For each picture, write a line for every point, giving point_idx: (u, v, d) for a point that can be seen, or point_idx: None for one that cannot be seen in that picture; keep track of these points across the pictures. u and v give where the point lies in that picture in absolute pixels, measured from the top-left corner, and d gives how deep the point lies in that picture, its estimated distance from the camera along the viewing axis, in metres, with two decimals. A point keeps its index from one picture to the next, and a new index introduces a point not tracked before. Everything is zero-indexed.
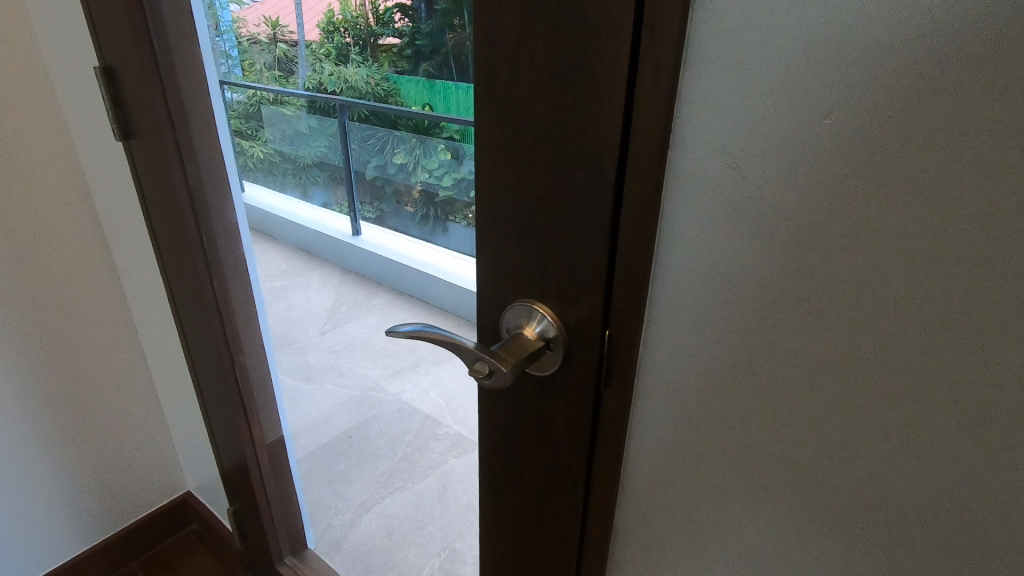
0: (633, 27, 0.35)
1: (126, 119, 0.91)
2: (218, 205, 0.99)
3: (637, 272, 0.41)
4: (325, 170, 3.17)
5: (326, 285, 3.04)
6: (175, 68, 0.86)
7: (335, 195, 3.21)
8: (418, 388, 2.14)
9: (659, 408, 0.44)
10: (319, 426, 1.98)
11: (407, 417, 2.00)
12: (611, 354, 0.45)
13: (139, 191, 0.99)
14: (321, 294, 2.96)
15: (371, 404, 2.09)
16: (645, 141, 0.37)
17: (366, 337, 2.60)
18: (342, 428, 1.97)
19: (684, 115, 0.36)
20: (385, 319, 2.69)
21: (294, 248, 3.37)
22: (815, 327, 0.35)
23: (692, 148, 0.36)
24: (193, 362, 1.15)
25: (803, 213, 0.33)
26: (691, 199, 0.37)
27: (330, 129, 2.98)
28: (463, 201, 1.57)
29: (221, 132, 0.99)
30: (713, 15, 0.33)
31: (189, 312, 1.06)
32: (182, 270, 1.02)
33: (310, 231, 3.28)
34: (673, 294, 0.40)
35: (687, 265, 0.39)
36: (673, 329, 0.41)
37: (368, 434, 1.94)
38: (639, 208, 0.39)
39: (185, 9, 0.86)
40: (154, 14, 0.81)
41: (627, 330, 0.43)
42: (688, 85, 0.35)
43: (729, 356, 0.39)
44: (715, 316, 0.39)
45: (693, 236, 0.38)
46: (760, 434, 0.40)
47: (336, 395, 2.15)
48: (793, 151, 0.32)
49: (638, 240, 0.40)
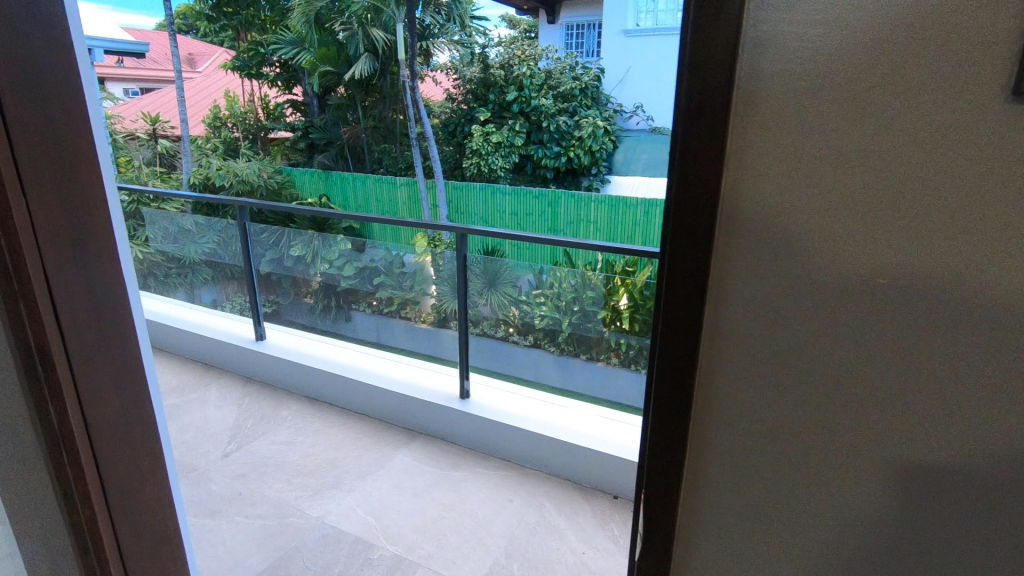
0: (689, 186, 0.51)
1: (19, 274, 0.79)
2: (118, 342, 0.92)
3: (693, 354, 0.56)
4: (215, 267, 3.21)
5: (225, 399, 2.83)
6: (88, 207, 0.84)
7: (226, 292, 3.24)
8: (343, 508, 2.10)
9: (707, 456, 0.59)
10: (227, 568, 1.82)
11: (334, 543, 1.94)
12: (658, 424, 0.60)
13: (22, 351, 0.84)
14: (220, 410, 2.74)
15: (291, 533, 1.98)
16: (700, 258, 0.52)
17: (277, 453, 2.43)
18: (257, 569, 1.82)
19: (736, 284, 0.53)
20: (297, 432, 2.57)
21: (190, 357, 3.22)
22: (861, 424, 0.52)
23: (739, 267, 0.52)
24: (81, 547, 0.95)
25: (846, 355, 0.51)
26: (732, 299, 0.53)
27: (219, 226, 3.09)
28: (607, 330, 2.29)
29: (120, 244, 0.96)
30: (797, 155, 0.48)
31: (93, 484, 0.91)
32: (92, 446, 0.90)
33: (203, 334, 3.18)
34: (725, 422, 0.57)
35: (735, 352, 0.55)
36: (726, 397, 0.56)
37: (290, 571, 1.82)
38: (691, 306, 0.54)
39: (84, 131, 0.82)
40: (47, 118, 0.77)
41: (683, 401, 0.57)
42: (735, 260, 0.52)
43: (765, 415, 0.55)
44: (755, 387, 0.55)
45: (748, 346, 0.54)
46: (765, 482, 0.57)
47: (246, 528, 2.00)
48: (856, 308, 0.49)
49: (687, 334, 0.55)
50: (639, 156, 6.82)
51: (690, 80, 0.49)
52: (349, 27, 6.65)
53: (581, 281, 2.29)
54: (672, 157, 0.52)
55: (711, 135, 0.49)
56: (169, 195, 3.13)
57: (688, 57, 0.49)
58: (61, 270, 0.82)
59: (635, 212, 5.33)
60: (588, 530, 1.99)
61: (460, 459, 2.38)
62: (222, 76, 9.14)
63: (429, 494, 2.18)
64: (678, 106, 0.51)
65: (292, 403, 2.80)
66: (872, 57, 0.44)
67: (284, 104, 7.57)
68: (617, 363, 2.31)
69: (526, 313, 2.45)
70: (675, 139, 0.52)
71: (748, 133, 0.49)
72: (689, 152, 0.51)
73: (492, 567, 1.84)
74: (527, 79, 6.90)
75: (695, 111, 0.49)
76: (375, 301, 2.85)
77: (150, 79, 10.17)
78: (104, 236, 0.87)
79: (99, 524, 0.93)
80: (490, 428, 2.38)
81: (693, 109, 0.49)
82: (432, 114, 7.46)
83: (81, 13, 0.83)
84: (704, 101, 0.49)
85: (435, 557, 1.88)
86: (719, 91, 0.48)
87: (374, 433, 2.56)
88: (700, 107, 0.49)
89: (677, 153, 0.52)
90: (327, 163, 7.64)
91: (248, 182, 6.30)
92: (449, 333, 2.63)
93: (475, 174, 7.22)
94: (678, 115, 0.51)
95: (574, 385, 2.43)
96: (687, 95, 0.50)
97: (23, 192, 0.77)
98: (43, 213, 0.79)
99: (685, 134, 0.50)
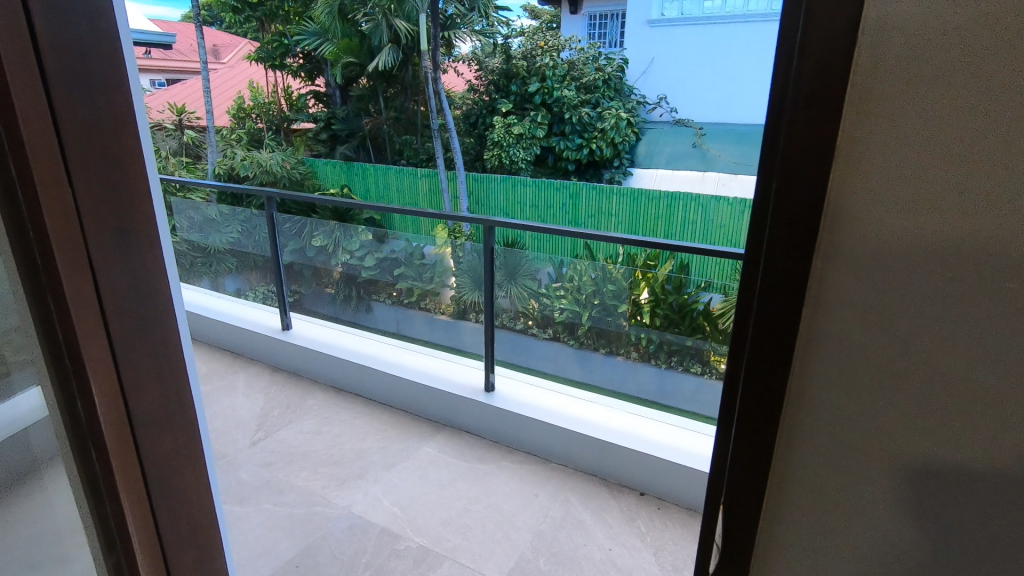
0: (791, 181, 0.47)
1: (51, 270, 0.77)
2: (160, 333, 0.91)
3: (783, 362, 0.52)
4: (239, 257, 3.25)
5: (252, 388, 2.87)
6: (131, 197, 0.84)
7: (249, 281, 3.29)
8: (370, 498, 2.11)
9: (791, 474, 0.55)
10: (256, 555, 1.85)
11: (361, 533, 1.95)
12: (740, 436, 0.56)
13: (53, 349, 0.82)
14: (248, 398, 2.78)
15: (318, 522, 2.00)
16: (801, 258, 0.48)
17: (303, 442, 2.46)
18: (285, 557, 1.84)
19: (835, 288, 0.48)
20: (323, 421, 2.59)
21: (217, 346, 3.27)
22: (965, 443, 0.47)
23: (844, 269, 0.48)
24: (110, 546, 0.94)
25: (955, 367, 0.46)
26: (834, 306, 0.49)
27: (243, 216, 3.12)
28: (639, 327, 2.24)
29: (162, 234, 0.96)
30: (913, 148, 0.43)
31: (128, 480, 0.90)
32: (124, 444, 0.89)
33: (230, 323, 3.22)
34: (813, 436, 0.53)
35: (833, 361, 0.50)
36: (819, 410, 0.52)
37: (318, 560, 1.83)
38: (787, 312, 0.50)
39: (128, 121, 0.82)
40: (93, 108, 0.77)
41: (770, 411, 0.54)
42: (837, 262, 0.48)
43: (863, 432, 0.51)
44: (855, 401, 0.50)
45: (845, 356, 0.50)
46: (849, 501, 0.53)
47: (274, 516, 2.02)
48: (971, 316, 0.45)
49: (781, 339, 0.51)
50: (662, 147, 6.74)
51: (799, 66, 0.45)
52: (373, 17, 6.57)
53: (615, 277, 2.24)
54: (768, 149, 0.48)
55: (821, 126, 0.45)
56: (194, 185, 3.16)
57: (797, 38, 0.45)
58: (105, 262, 0.82)
59: (657, 204, 5.29)
60: (615, 527, 1.98)
61: (485, 452, 2.38)
62: (247, 67, 9.23)
63: (454, 486, 2.18)
64: (780, 95, 0.47)
65: (318, 393, 2.82)
66: (1004, 40, 0.40)
67: (307, 95, 7.62)
68: (637, 358, 2.28)
69: (546, 306, 2.43)
70: (775, 129, 0.48)
71: (864, 126, 0.44)
72: (794, 145, 0.46)
73: (518, 562, 1.84)
74: (550, 69, 6.83)
75: (803, 99, 0.45)
76: (394, 292, 2.86)
77: (178, 71, 10.32)
78: (145, 226, 0.87)
79: (132, 521, 0.92)
80: (517, 421, 2.37)
81: (802, 97, 0.45)
82: (454, 105, 7.44)
83: (126, 5, 0.82)
84: (815, 90, 0.45)
85: (461, 550, 1.88)
86: (835, 80, 0.44)
87: (400, 424, 2.57)
88: (811, 95, 0.45)
89: (778, 143, 0.48)
90: (349, 154, 7.66)
91: (271, 172, 6.31)
92: (468, 326, 2.63)
93: (497, 166, 7.17)
94: (781, 104, 0.47)
95: (594, 378, 2.41)
96: (794, 82, 0.46)
97: (70, 184, 0.76)
98: (88, 205, 0.79)
99: (787, 125, 0.46)
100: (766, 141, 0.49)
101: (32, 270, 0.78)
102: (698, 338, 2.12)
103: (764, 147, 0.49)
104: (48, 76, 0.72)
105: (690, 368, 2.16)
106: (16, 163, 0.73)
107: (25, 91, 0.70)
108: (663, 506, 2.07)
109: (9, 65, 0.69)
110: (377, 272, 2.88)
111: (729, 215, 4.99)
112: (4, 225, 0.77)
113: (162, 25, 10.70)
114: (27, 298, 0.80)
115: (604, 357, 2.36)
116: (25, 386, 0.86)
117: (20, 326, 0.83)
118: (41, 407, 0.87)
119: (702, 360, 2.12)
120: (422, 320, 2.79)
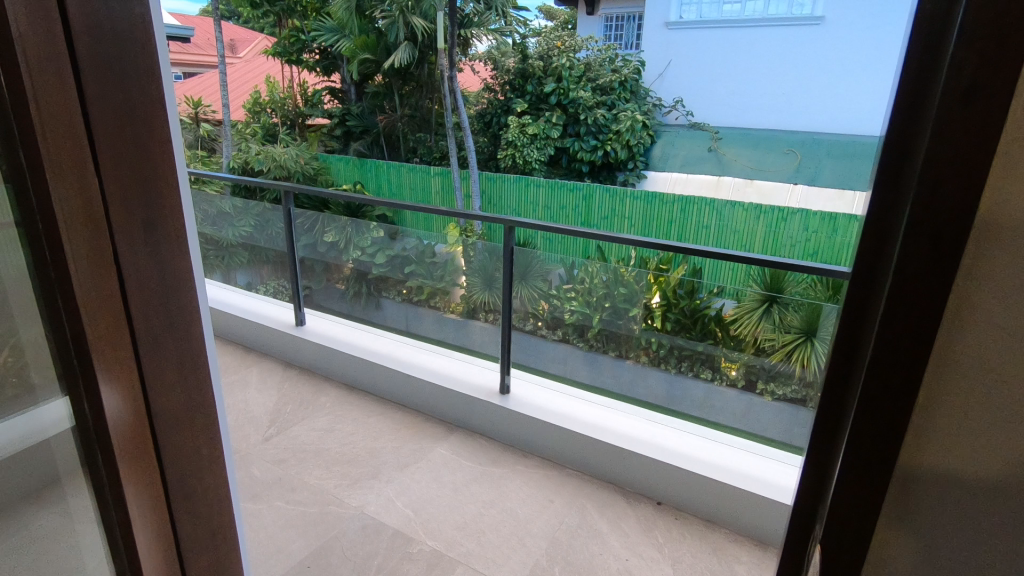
0: (935, 192, 0.38)
1: (60, 265, 0.72)
2: (183, 330, 0.89)
3: (902, 405, 0.43)
4: (252, 250, 3.24)
5: (265, 383, 2.85)
6: (159, 188, 0.82)
7: (262, 274, 3.28)
8: (382, 499, 2.08)
9: (900, 528, 0.46)
10: (269, 553, 1.82)
11: (374, 535, 1.92)
12: (841, 486, 0.47)
13: (58, 344, 0.77)
14: (261, 393, 2.76)
15: (331, 522, 1.97)
16: (939, 280, 0.39)
17: (316, 439, 2.43)
18: (297, 557, 1.81)
19: (974, 312, 0.40)
20: (335, 419, 2.57)
21: (230, 338, 3.27)
22: None
23: (987, 290, 0.39)
24: (114, 550, 0.89)
25: None
26: (971, 334, 0.41)
27: (257, 209, 3.10)
28: (648, 330, 2.20)
29: (190, 227, 0.94)
30: None
31: (139, 482, 0.86)
32: (135, 447, 0.84)
33: (242, 317, 3.20)
34: (931, 482, 0.44)
35: (964, 396, 0.42)
36: (942, 455, 0.43)
37: (330, 560, 1.80)
38: (915, 349, 0.41)
39: (159, 110, 0.80)
40: (127, 93, 0.75)
41: (883, 462, 0.45)
42: (979, 277, 0.39)
43: (1000, 478, 0.43)
44: (987, 445, 0.42)
45: (976, 389, 0.42)
46: (962, 554, 0.45)
47: (286, 513, 2.00)
48: None
49: (906, 381, 0.42)
50: (678, 150, 6.61)
51: (957, 53, 0.36)
52: (390, 14, 6.49)
53: (627, 279, 2.18)
54: (898, 150, 0.40)
55: (980, 124, 0.36)
56: (209, 177, 3.14)
57: (956, 13, 0.36)
58: (131, 252, 0.79)
59: (671, 208, 5.22)
60: (632, 536, 1.93)
61: (499, 454, 2.35)
62: (263, 61, 9.31)
63: (468, 490, 2.14)
64: (924, 84, 0.38)
65: (331, 390, 2.80)
66: None
67: (323, 91, 7.63)
68: (646, 362, 2.23)
69: (555, 308, 2.39)
70: (915, 126, 0.38)
71: None
72: (943, 151, 0.37)
73: (533, 569, 1.80)
74: (566, 70, 6.76)
75: (961, 93, 0.36)
76: (404, 289, 2.83)
77: (197, 64, 10.45)
78: (174, 217, 0.85)
79: (138, 529, 0.87)
80: (533, 426, 2.32)
81: (961, 88, 0.36)
82: (468, 103, 7.40)
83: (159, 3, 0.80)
84: (979, 77, 0.36)
85: (475, 555, 1.84)
86: (1005, 68, 0.35)
87: (413, 424, 2.55)
88: (971, 88, 0.36)
89: (919, 145, 0.38)
90: (362, 150, 7.67)
91: (286, 166, 6.31)
92: (477, 326, 2.61)
93: (510, 165, 7.13)
94: (925, 95, 0.38)
95: (603, 382, 2.35)
96: (949, 71, 0.36)
97: (96, 171, 0.73)
98: (114, 194, 0.75)
99: (935, 122, 0.37)
100: (894, 140, 0.40)
101: (39, 264, 0.72)
102: (709, 344, 2.07)
103: (890, 147, 0.40)
104: (80, 60, 0.68)
105: (700, 374, 2.12)
106: (25, 150, 0.67)
107: (50, 76, 0.66)
108: (681, 516, 2.02)
109: (23, 46, 0.63)
110: (389, 268, 2.86)
111: (744, 220, 4.90)
112: (15, 222, 0.71)
113: (181, 19, 10.84)
114: (33, 289, 0.75)
115: (612, 360, 2.31)
116: (50, 398, 0.81)
117: (29, 328, 0.77)
118: (67, 418, 0.81)
119: (713, 366, 2.08)
120: (432, 318, 2.76)
